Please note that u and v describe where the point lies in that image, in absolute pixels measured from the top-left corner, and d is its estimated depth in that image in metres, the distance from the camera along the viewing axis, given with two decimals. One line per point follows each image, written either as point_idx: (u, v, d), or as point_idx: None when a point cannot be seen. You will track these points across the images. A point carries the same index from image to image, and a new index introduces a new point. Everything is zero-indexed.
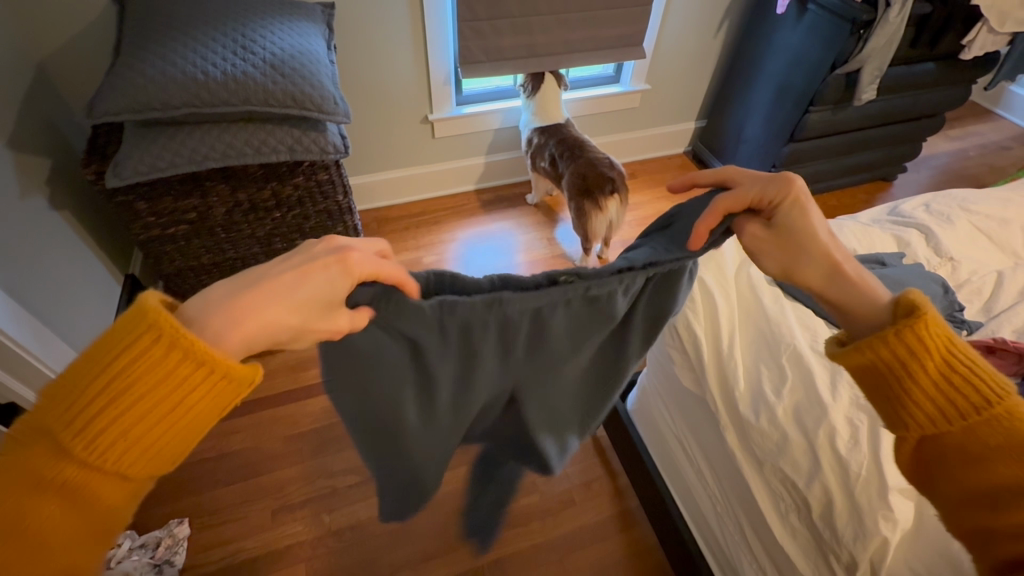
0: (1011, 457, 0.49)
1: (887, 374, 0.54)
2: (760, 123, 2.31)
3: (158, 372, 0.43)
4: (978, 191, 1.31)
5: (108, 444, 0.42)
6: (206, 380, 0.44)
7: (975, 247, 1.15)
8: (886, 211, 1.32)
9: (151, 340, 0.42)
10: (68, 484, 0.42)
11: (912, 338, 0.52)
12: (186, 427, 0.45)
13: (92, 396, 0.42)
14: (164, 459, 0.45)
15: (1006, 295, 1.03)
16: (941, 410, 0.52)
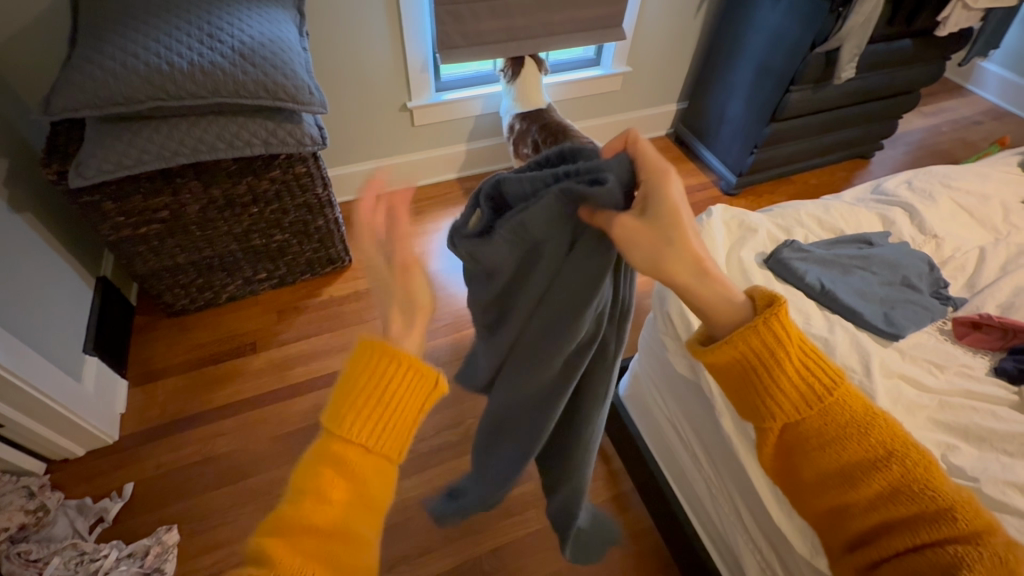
0: (856, 435, 0.59)
1: (755, 366, 0.60)
2: (741, 104, 2.31)
3: (378, 378, 0.55)
4: (957, 168, 1.32)
5: (354, 440, 0.54)
6: (412, 368, 0.56)
7: (957, 224, 1.17)
8: (870, 189, 1.33)
9: (373, 358, 0.56)
10: (331, 478, 0.52)
11: (776, 334, 0.59)
12: (399, 427, 0.56)
13: (343, 401, 0.55)
14: (391, 449, 0.55)
15: (988, 271, 1.05)
16: (802, 396, 0.60)
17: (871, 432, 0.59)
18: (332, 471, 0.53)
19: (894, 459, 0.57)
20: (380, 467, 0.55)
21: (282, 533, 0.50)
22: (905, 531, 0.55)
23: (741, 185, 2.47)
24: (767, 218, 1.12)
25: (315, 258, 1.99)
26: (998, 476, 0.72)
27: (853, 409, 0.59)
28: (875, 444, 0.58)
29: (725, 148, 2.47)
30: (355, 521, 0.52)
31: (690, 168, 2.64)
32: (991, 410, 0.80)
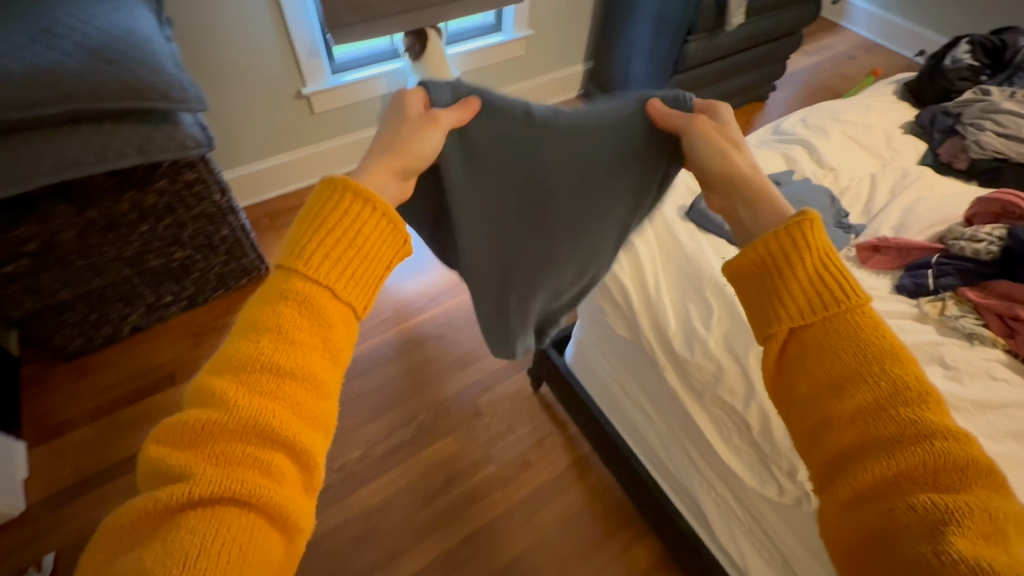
0: (854, 351, 0.53)
1: (771, 269, 0.59)
2: (644, 58, 2.34)
3: (345, 219, 0.57)
4: (843, 102, 1.42)
5: (318, 278, 0.54)
6: (384, 215, 0.60)
7: (851, 154, 1.25)
8: (770, 131, 1.39)
9: (342, 196, 0.58)
10: (292, 317, 0.51)
11: (800, 243, 0.58)
12: (356, 292, 0.56)
13: (306, 238, 0.55)
14: (357, 300, 0.56)
15: (881, 194, 1.13)
16: (809, 302, 0.56)
17: (870, 348, 0.52)
18: (290, 311, 0.51)
19: (891, 383, 0.50)
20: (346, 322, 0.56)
21: (230, 371, 0.48)
22: (889, 453, 0.47)
23: None
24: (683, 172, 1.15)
25: (225, 270, 1.82)
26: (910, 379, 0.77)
27: (882, 343, 0.53)
28: (885, 367, 0.51)
29: None
30: (323, 372, 0.51)
31: None
32: (895, 323, 0.85)
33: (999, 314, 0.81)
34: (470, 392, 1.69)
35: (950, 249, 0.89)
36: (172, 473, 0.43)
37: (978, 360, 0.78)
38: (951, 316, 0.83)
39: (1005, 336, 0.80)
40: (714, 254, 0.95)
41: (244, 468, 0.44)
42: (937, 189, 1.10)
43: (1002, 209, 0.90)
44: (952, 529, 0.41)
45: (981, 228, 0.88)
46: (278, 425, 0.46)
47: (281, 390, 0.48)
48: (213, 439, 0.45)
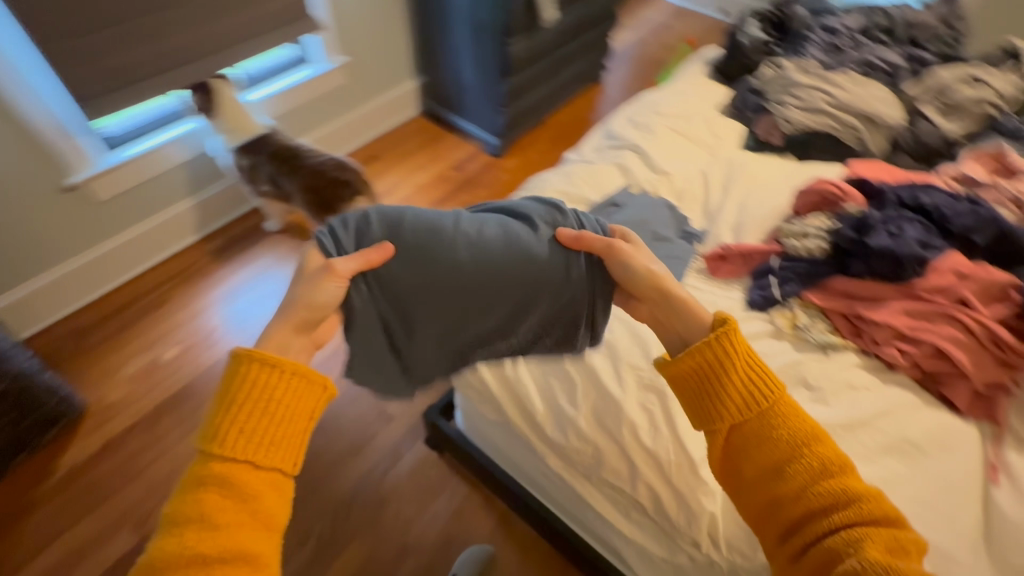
0: (780, 442, 0.57)
1: (706, 376, 0.61)
2: (471, 66, 2.23)
3: (260, 390, 0.56)
4: (662, 93, 1.42)
5: (236, 456, 0.53)
6: (296, 374, 0.57)
7: (681, 150, 1.22)
8: (603, 137, 1.33)
9: (255, 372, 0.56)
10: (216, 500, 0.50)
11: (722, 351, 0.61)
12: (304, 398, 0.58)
13: (221, 423, 0.54)
14: (284, 461, 0.55)
15: (715, 191, 1.11)
16: (747, 396, 0.59)
17: (796, 442, 0.57)
18: (234, 432, 0.53)
19: (810, 447, 0.56)
20: (298, 420, 0.57)
21: (165, 568, 0.46)
22: (818, 495, 0.54)
23: (506, 145, 2.46)
24: None
25: (17, 430, 1.42)
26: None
27: (791, 411, 0.58)
28: (800, 434, 0.57)
29: (476, 114, 2.41)
30: (261, 542, 0.51)
31: (454, 141, 2.54)
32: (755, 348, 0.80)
33: (844, 313, 0.79)
34: (369, 477, 1.49)
35: (786, 249, 0.87)
36: None
37: (836, 367, 0.75)
38: (804, 323, 0.80)
39: (852, 336, 0.78)
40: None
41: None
42: (763, 176, 1.10)
43: (821, 197, 0.89)
44: (860, 554, 0.49)
45: (807, 222, 0.87)
46: (241, 540, 0.49)
47: (221, 573, 0.47)
48: (197, 560, 0.47)
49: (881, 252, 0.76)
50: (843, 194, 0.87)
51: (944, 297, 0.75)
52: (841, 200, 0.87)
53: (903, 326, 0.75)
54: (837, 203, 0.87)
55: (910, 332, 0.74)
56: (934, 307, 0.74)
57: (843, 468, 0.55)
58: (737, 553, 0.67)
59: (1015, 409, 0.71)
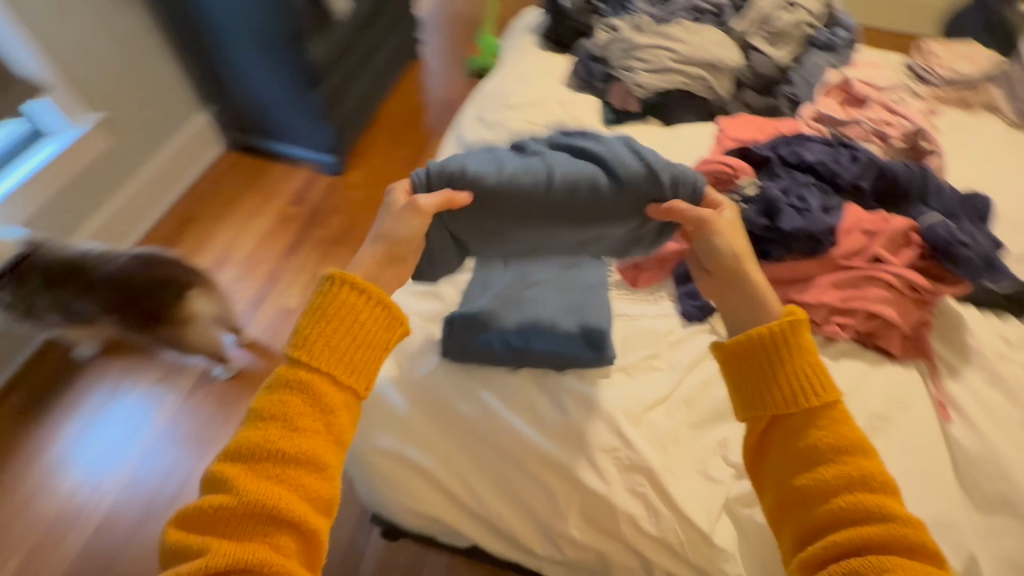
0: (830, 447, 0.46)
1: (763, 357, 0.50)
2: (268, 82, 1.88)
3: (346, 311, 0.52)
4: (501, 79, 1.30)
5: (319, 367, 0.50)
6: (380, 303, 0.54)
7: (545, 143, 1.12)
8: (460, 150, 1.19)
9: (348, 297, 0.53)
10: (297, 404, 0.48)
11: (791, 339, 0.49)
12: (378, 333, 0.54)
13: (308, 331, 0.51)
14: (360, 384, 0.52)
15: None
16: (801, 389, 0.48)
17: (849, 451, 0.45)
18: (310, 343, 0.51)
19: (855, 461, 0.45)
20: (374, 349, 0.53)
21: (235, 459, 0.46)
22: (840, 506, 0.43)
23: (342, 158, 2.15)
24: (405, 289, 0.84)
25: None
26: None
27: (845, 418, 0.47)
28: (845, 442, 0.46)
29: (295, 133, 2.06)
30: (333, 454, 0.49)
31: (281, 170, 2.16)
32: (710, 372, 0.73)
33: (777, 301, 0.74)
34: None
35: None
36: (191, 552, 0.43)
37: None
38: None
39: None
40: (505, 403, 0.70)
41: (297, 483, 0.46)
42: None
43: (712, 178, 0.82)
44: None
45: None
46: (313, 450, 0.47)
47: (291, 476, 0.46)
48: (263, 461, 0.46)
49: (796, 234, 0.71)
50: (734, 169, 0.81)
51: (861, 258, 0.73)
52: (734, 176, 0.81)
53: (836, 301, 0.72)
54: (730, 179, 0.81)
55: (844, 305, 0.72)
56: (856, 272, 0.72)
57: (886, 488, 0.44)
58: None
59: (930, 338, 0.76)
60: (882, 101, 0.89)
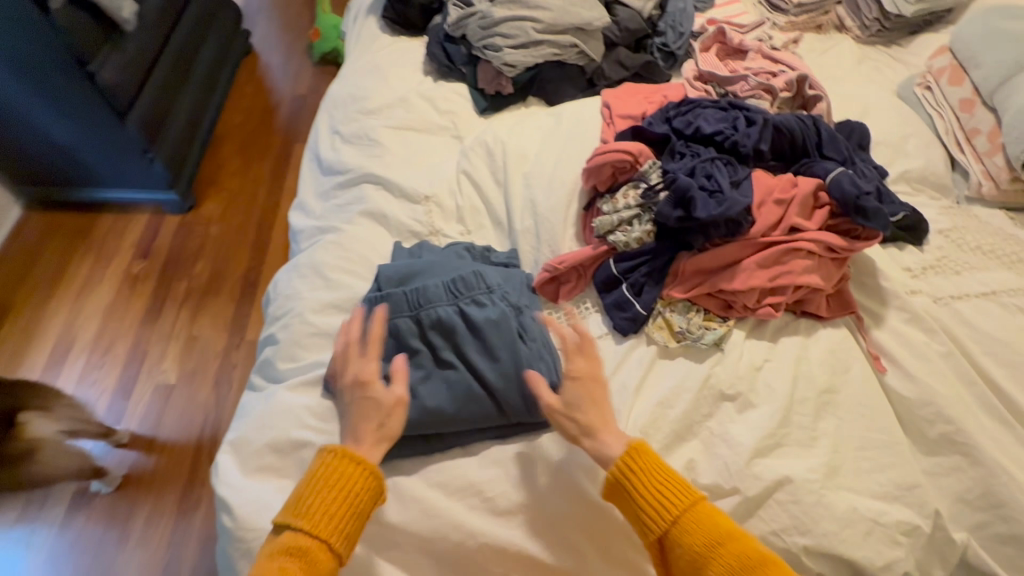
0: (712, 553, 0.50)
1: (629, 489, 0.53)
2: (59, 121, 1.53)
3: (340, 478, 0.53)
4: (349, 79, 1.11)
5: (314, 528, 0.51)
6: (370, 468, 0.55)
7: (421, 152, 0.96)
8: (323, 176, 1.00)
9: (344, 464, 0.54)
10: (292, 564, 0.49)
11: (637, 467, 0.53)
12: (370, 495, 0.54)
13: (304, 500, 0.53)
14: (348, 542, 0.53)
15: (492, 192, 0.88)
16: (661, 507, 0.52)
17: (722, 547, 0.50)
18: (309, 509, 0.52)
19: (735, 559, 0.49)
20: (363, 510, 0.54)
21: None
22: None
23: (187, 192, 1.81)
24: (292, 381, 0.68)
25: None
26: (729, 451, 0.61)
27: (703, 516, 0.51)
28: (713, 538, 0.50)
29: (118, 176, 1.71)
30: None
31: (113, 221, 1.79)
32: (667, 387, 0.64)
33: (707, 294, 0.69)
34: None
35: (616, 247, 0.72)
36: None
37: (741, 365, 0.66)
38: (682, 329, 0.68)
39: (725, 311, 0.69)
40: (448, 498, 0.59)
41: None
42: (531, 152, 0.90)
43: (614, 169, 0.75)
44: None
45: (618, 205, 0.73)
46: None
47: None
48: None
49: (714, 220, 0.65)
50: (635, 156, 0.74)
51: (779, 230, 0.68)
52: (634, 164, 0.74)
53: (764, 282, 0.67)
54: (631, 168, 0.75)
55: (773, 285, 0.67)
56: (777, 246, 0.68)
57: (755, 567, 0.48)
58: None
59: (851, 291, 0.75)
60: (759, 48, 0.85)
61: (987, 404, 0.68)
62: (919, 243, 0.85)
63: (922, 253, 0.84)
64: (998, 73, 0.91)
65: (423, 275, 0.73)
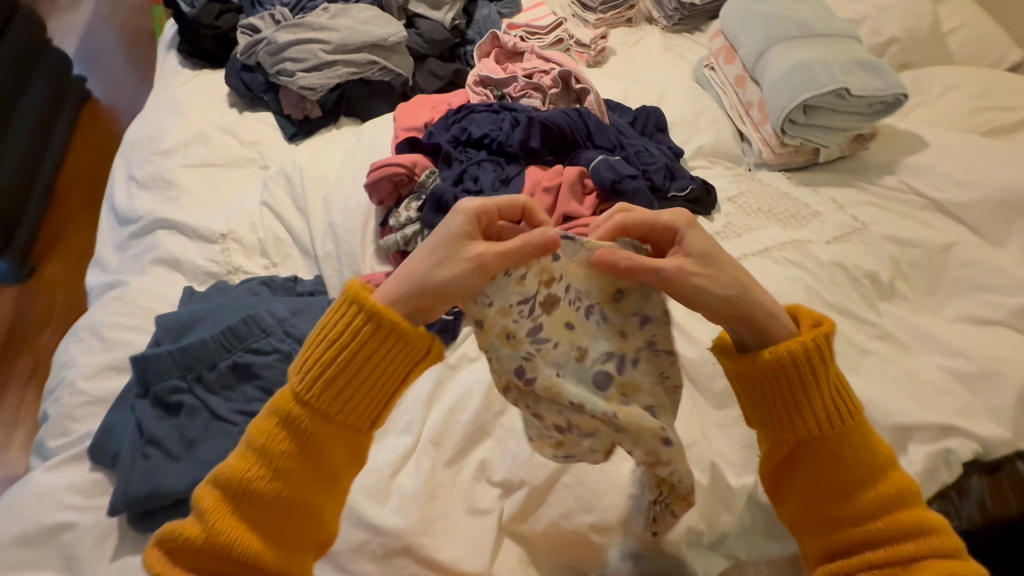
0: (855, 471, 0.46)
1: (794, 375, 0.46)
2: None
3: (355, 345, 0.44)
4: (144, 118, 1.04)
5: (317, 403, 0.43)
6: (392, 332, 0.44)
7: (221, 189, 0.92)
8: (119, 226, 0.93)
9: (357, 322, 0.44)
10: (283, 446, 0.43)
11: (819, 355, 0.46)
12: (409, 353, 0.45)
13: (313, 365, 0.44)
14: (361, 420, 0.45)
15: (292, 218, 0.85)
16: (825, 412, 0.46)
17: (871, 468, 0.46)
18: (315, 374, 0.44)
19: (875, 473, 0.46)
20: (401, 365, 0.45)
21: (224, 496, 0.43)
22: (857, 507, 0.45)
23: (22, 257, 1.64)
24: (54, 458, 0.62)
25: None
26: (516, 446, 0.62)
27: (860, 434, 0.46)
28: (862, 455, 0.46)
29: None
30: (316, 494, 0.44)
31: None
32: (459, 391, 0.65)
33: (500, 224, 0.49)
34: None
35: None
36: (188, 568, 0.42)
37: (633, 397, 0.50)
38: (511, 305, 0.49)
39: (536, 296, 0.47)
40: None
41: (274, 526, 0.43)
42: (330, 174, 0.88)
43: (394, 183, 0.75)
44: None
45: (401, 219, 0.73)
46: (300, 495, 0.43)
47: (266, 516, 0.42)
48: (261, 504, 0.42)
49: None
50: (411, 168, 0.75)
51: (553, 219, 0.70)
52: (412, 176, 0.75)
53: None
54: (410, 181, 0.75)
55: None
56: None
57: (901, 495, 0.45)
58: None
59: None
60: (533, 49, 0.89)
61: None
62: (707, 213, 0.92)
63: (710, 223, 0.90)
64: (754, 50, 1.00)
65: (203, 321, 0.68)
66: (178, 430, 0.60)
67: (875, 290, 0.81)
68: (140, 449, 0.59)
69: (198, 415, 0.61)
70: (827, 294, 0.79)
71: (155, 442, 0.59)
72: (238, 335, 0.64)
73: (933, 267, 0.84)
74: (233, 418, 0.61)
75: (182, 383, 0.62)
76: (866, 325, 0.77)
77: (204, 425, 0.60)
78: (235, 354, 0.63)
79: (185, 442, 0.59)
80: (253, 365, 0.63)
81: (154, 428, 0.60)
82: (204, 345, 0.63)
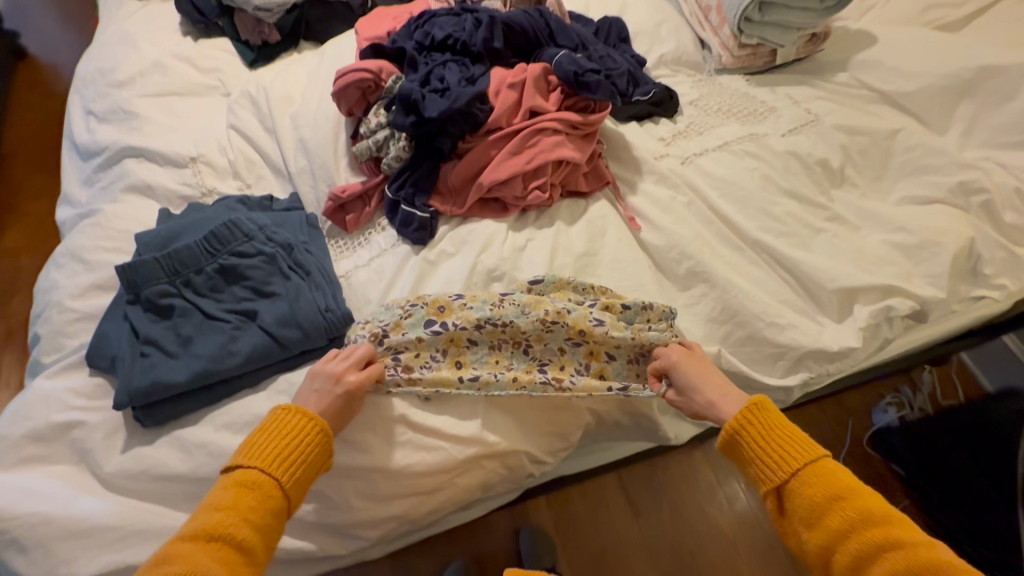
0: (838, 506, 0.48)
1: (746, 432, 0.54)
2: None
3: (297, 430, 0.52)
4: (94, 53, 1.01)
5: (269, 475, 0.49)
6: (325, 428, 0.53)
7: (184, 117, 0.91)
8: (83, 161, 0.92)
9: (301, 414, 0.53)
10: (245, 506, 0.47)
11: (762, 416, 0.54)
12: (320, 452, 0.52)
13: (261, 448, 0.50)
14: (294, 499, 0.51)
15: (261, 139, 0.86)
16: (782, 459, 0.52)
17: (849, 502, 0.48)
18: (263, 454, 0.50)
19: (858, 510, 0.47)
20: (314, 465, 0.52)
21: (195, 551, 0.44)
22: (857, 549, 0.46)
23: None
24: (53, 368, 0.65)
25: None
26: None
27: (826, 471, 0.50)
28: (834, 491, 0.49)
29: None
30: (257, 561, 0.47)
31: None
32: (442, 281, 0.68)
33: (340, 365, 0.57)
34: None
35: (387, 171, 0.75)
36: None
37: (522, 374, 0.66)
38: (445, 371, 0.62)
39: (359, 371, 0.58)
40: (234, 434, 0.59)
41: None
42: (295, 94, 0.88)
43: (361, 91, 0.76)
44: None
45: (372, 125, 0.75)
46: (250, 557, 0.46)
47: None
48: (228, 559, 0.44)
49: (446, 116, 0.69)
50: (377, 72, 0.75)
51: (520, 116, 0.73)
52: (378, 82, 0.76)
53: (522, 166, 0.71)
54: (377, 87, 0.76)
55: (530, 167, 0.71)
56: (523, 132, 0.73)
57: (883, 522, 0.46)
58: (558, 447, 0.67)
59: (607, 166, 0.82)
60: None
61: (723, 237, 0.79)
62: (671, 115, 0.94)
63: (674, 123, 0.93)
64: None
65: (185, 233, 0.70)
66: (173, 330, 0.62)
67: (827, 177, 0.86)
68: (136, 350, 0.61)
69: (191, 316, 0.63)
70: (782, 182, 0.83)
71: (149, 342, 0.61)
72: (223, 241, 0.66)
73: (881, 153, 0.89)
74: (226, 316, 0.64)
75: (172, 288, 0.64)
76: (818, 208, 0.82)
77: (198, 324, 0.63)
78: (222, 259, 0.66)
79: (181, 341, 0.62)
80: (240, 267, 0.66)
81: (150, 331, 0.62)
82: (191, 250, 0.65)
